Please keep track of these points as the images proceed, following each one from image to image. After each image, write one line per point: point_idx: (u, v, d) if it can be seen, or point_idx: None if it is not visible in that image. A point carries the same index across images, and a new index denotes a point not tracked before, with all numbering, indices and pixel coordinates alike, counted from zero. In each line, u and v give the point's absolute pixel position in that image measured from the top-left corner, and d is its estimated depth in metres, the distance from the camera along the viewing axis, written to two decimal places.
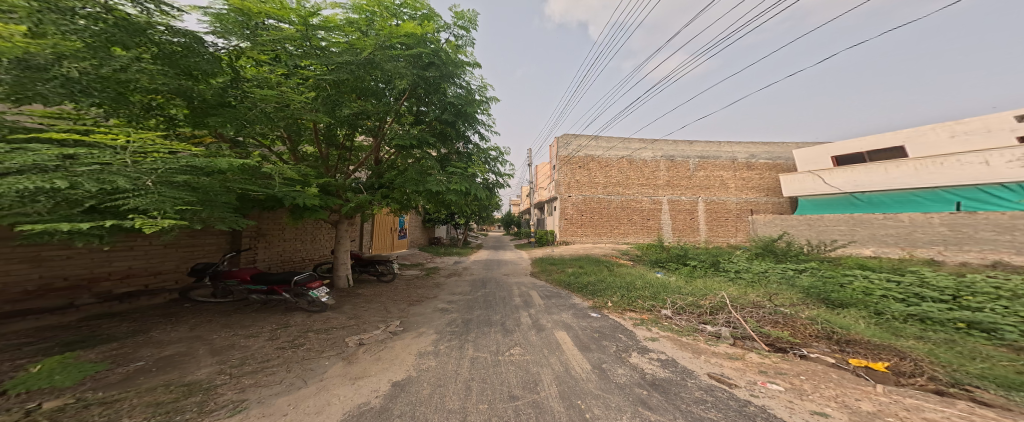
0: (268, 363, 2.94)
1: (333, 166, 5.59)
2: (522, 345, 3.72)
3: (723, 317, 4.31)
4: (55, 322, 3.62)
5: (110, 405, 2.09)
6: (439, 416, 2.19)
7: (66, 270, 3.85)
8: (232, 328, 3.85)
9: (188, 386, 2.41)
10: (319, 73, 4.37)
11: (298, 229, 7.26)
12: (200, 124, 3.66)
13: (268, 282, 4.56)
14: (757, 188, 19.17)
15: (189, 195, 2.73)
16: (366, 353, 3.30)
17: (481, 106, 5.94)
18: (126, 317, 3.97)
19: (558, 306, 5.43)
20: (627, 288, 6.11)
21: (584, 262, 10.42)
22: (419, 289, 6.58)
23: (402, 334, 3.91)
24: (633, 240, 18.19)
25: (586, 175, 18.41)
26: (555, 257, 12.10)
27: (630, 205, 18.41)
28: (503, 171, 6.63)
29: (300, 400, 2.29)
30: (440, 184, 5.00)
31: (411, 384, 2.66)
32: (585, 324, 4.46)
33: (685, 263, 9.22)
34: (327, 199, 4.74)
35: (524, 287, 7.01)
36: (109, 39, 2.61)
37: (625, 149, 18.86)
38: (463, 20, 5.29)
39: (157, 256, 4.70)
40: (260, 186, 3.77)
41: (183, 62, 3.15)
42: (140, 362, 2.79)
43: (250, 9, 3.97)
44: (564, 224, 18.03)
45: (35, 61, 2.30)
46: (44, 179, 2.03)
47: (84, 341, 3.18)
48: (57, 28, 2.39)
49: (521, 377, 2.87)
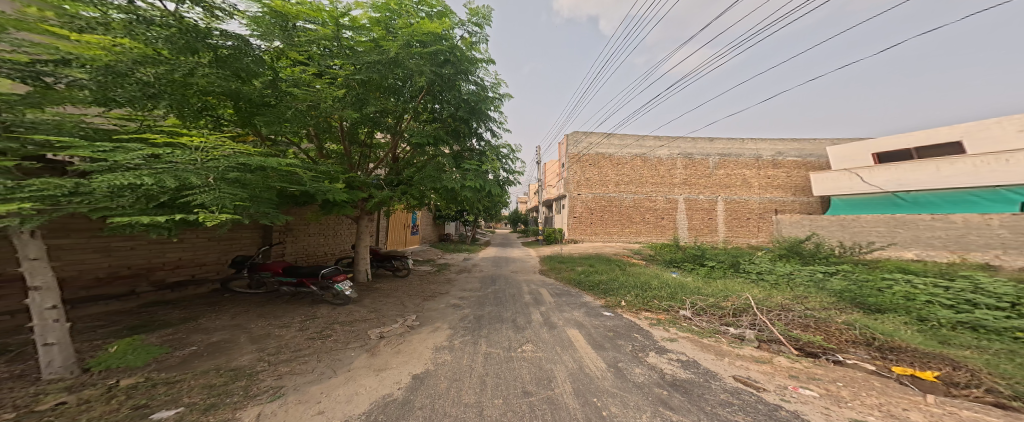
0: (301, 352, 3.07)
1: (356, 163, 5.76)
2: (534, 341, 3.74)
3: (748, 319, 4.20)
4: (119, 310, 3.93)
5: (173, 385, 2.26)
6: (457, 411, 2.23)
7: (129, 259, 4.12)
8: (268, 318, 4.04)
9: (235, 370, 2.56)
10: (347, 72, 4.55)
11: (322, 224, 7.49)
12: (244, 123, 3.94)
13: (298, 274, 4.79)
14: (780, 187, 18.50)
15: (242, 192, 2.92)
16: (387, 346, 3.39)
17: (494, 103, 5.96)
18: (177, 305, 4.28)
19: (569, 305, 5.41)
20: (642, 287, 6.03)
21: (594, 261, 10.33)
22: (432, 284, 6.70)
23: (419, 328, 3.99)
24: (645, 239, 17.95)
25: (598, 173, 18.24)
26: (566, 256, 12.02)
27: (644, 204, 18.13)
28: (515, 169, 6.65)
29: (332, 389, 2.40)
30: (455, 181, 5.12)
31: (430, 377, 2.73)
32: (597, 323, 4.44)
33: (702, 264, 9.03)
34: (353, 195, 4.88)
35: (535, 285, 7.02)
36: (187, 44, 2.97)
37: (640, 147, 18.52)
38: (477, 16, 5.32)
39: (201, 248, 4.97)
40: (295, 183, 3.97)
41: (236, 64, 3.47)
42: (193, 347, 2.99)
43: (287, 10, 4.12)
44: (574, 223, 17.96)
45: (119, 68, 2.48)
46: (133, 177, 2.20)
47: (146, 325, 3.45)
48: (144, 39, 2.74)
49: (534, 374, 2.89)
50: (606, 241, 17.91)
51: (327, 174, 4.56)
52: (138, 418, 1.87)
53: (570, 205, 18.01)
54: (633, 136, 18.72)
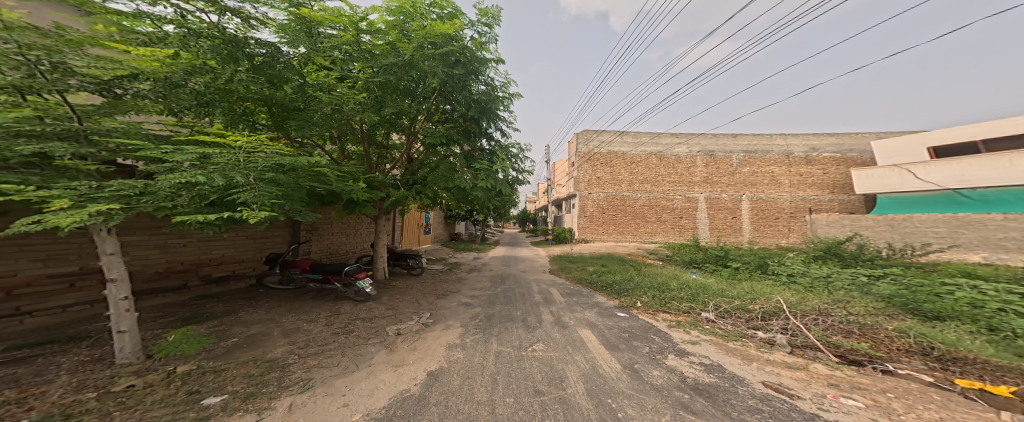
0: (327, 346, 3.35)
1: (374, 164, 5.83)
2: (545, 341, 3.78)
3: (779, 323, 4.09)
4: (170, 302, 4.39)
5: (219, 373, 2.67)
6: (470, 408, 2.32)
7: (181, 256, 4.61)
8: (298, 312, 4.38)
9: (269, 362, 2.91)
10: (367, 75, 4.79)
11: (345, 224, 7.79)
12: (279, 126, 4.37)
13: (324, 271, 5.03)
14: (816, 185, 17.80)
15: (277, 190, 3.21)
16: (405, 342, 3.53)
17: (504, 102, 6.06)
18: (220, 298, 4.74)
19: (581, 305, 5.42)
20: (660, 288, 5.96)
21: (607, 261, 10.24)
22: (443, 283, 6.84)
23: (432, 326, 4.09)
24: (661, 239, 17.66)
25: (611, 172, 18.08)
26: (576, 255, 11.87)
27: (660, 204, 17.85)
28: (524, 168, 6.71)
29: (355, 383, 2.63)
30: (467, 181, 5.23)
31: (444, 374, 2.82)
32: (611, 323, 4.44)
33: (725, 265, 8.82)
34: (373, 194, 5.08)
35: (545, 285, 7.02)
36: (227, 53, 3.42)
37: (656, 144, 18.29)
38: (486, 16, 5.43)
39: (240, 246, 5.41)
40: (323, 183, 4.25)
41: (270, 71, 3.93)
42: (235, 338, 3.40)
43: (312, 18, 4.29)
44: (583, 222, 17.85)
45: (174, 79, 2.86)
46: (190, 175, 2.52)
47: (196, 316, 3.94)
48: (195, 49, 3.26)
49: (546, 373, 2.94)
50: (616, 240, 17.70)
51: (352, 174, 4.77)
52: (192, 402, 2.24)
53: (580, 203, 17.90)
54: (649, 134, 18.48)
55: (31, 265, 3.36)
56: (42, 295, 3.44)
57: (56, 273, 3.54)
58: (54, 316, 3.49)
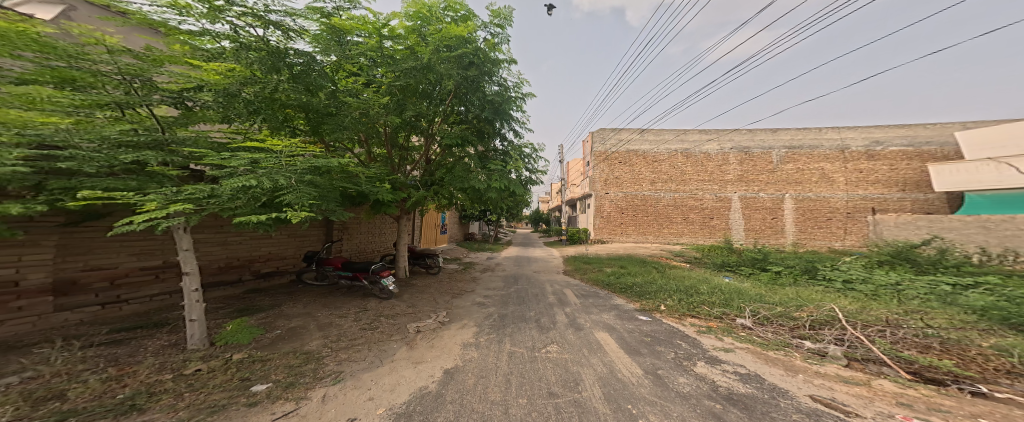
0: (355, 341, 3.58)
1: (396, 166, 5.96)
2: (559, 343, 3.73)
3: (833, 333, 3.78)
4: (226, 295, 4.89)
5: (264, 362, 2.99)
6: (483, 407, 2.34)
7: (236, 252, 5.07)
8: (331, 308, 4.68)
9: (306, 354, 3.21)
10: (389, 79, 4.93)
11: (374, 224, 8.17)
12: (315, 130, 4.65)
13: (352, 269, 5.31)
14: (881, 184, 16.21)
15: (314, 191, 3.49)
16: (424, 339, 3.63)
17: (517, 102, 6.07)
18: (266, 293, 5.21)
19: (598, 307, 5.31)
20: (688, 292, 5.74)
21: (627, 262, 9.95)
22: (460, 283, 6.91)
23: (449, 324, 4.17)
24: (689, 240, 17.05)
25: (631, 172, 17.67)
26: (590, 256, 11.59)
27: (687, 203, 17.25)
28: (537, 168, 6.68)
29: (379, 378, 2.79)
30: (482, 182, 5.30)
31: (459, 372, 2.87)
32: (631, 327, 4.32)
33: (764, 269, 8.34)
34: (396, 195, 5.20)
35: (558, 286, 6.96)
36: (269, 64, 3.79)
37: (681, 142, 17.68)
38: (500, 17, 5.46)
39: (283, 244, 5.88)
40: (354, 184, 4.49)
41: (307, 79, 4.11)
42: (278, 330, 3.77)
43: (342, 26, 4.49)
44: (599, 223, 17.54)
45: (231, 90, 3.34)
46: (245, 180, 2.82)
47: (248, 309, 4.40)
48: (246, 61, 3.63)
49: (560, 375, 2.91)
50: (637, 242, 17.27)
51: (379, 176, 4.94)
52: (243, 389, 2.54)
53: (596, 203, 17.63)
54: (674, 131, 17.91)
55: (127, 259, 4.01)
56: (135, 286, 4.09)
57: (146, 266, 4.19)
58: (144, 304, 4.16)
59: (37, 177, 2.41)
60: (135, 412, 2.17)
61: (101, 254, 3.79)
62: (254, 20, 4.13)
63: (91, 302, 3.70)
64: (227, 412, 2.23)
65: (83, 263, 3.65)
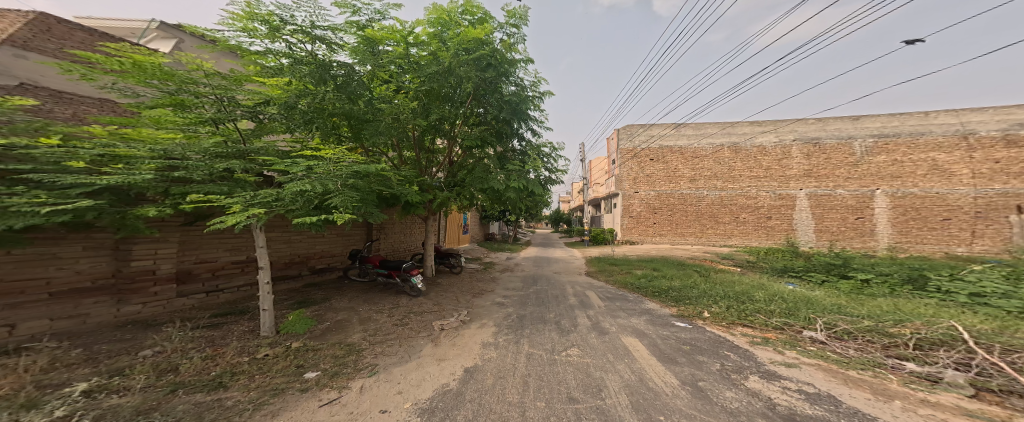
0: (389, 336, 3.75)
1: (422, 168, 6.18)
2: (580, 346, 3.64)
3: (952, 356, 3.03)
4: (289, 288, 5.42)
5: (316, 351, 3.26)
6: (502, 408, 2.34)
7: (295, 249, 5.59)
8: (371, 303, 4.97)
9: (348, 346, 3.44)
10: (416, 85, 5.14)
11: (405, 224, 8.57)
12: (355, 136, 5.03)
13: (387, 266, 5.59)
14: (1018, 176, 13.57)
15: (356, 194, 3.76)
16: (446, 337, 3.71)
17: (534, 101, 6.01)
18: (318, 287, 5.68)
19: (627, 311, 5.10)
20: (739, 299, 5.31)
21: (661, 265, 9.44)
22: (480, 282, 6.97)
23: (469, 323, 4.23)
24: (738, 242, 15.86)
25: (666, 169, 16.80)
26: (619, 258, 11.22)
27: (739, 202, 16.05)
28: (557, 168, 6.56)
29: (408, 373, 2.90)
30: (500, 182, 5.32)
31: (478, 372, 2.89)
32: (667, 334, 4.09)
33: (849, 276, 7.39)
34: (423, 196, 5.39)
35: (580, 287, 6.82)
36: (318, 76, 4.23)
37: (728, 136, 16.50)
38: (515, 17, 5.44)
39: (333, 242, 6.36)
40: (389, 187, 4.71)
41: (348, 89, 4.47)
42: (327, 322, 4.08)
43: (374, 37, 4.72)
44: (630, 223, 16.87)
45: (290, 102, 3.91)
46: (305, 185, 3.14)
47: (304, 302, 4.82)
48: (301, 77, 4.20)
49: (581, 380, 2.83)
50: (673, 243, 16.39)
51: (409, 179, 5.16)
52: (298, 375, 2.78)
53: (624, 203, 16.97)
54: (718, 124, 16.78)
55: (223, 254, 4.70)
56: (228, 277, 4.78)
57: (235, 260, 4.87)
58: (234, 293, 4.83)
59: (164, 185, 2.98)
60: (221, 388, 2.49)
61: (207, 250, 4.49)
62: (303, 36, 4.54)
63: (199, 290, 4.41)
64: (284, 396, 2.46)
65: (195, 256, 4.37)
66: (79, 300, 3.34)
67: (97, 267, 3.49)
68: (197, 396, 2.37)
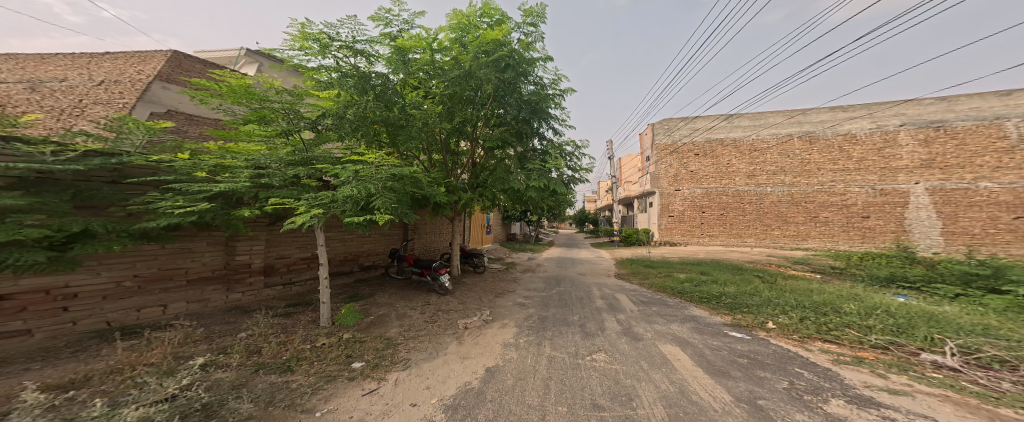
0: (420, 332, 3.91)
1: (450, 170, 6.37)
2: (607, 351, 3.48)
3: None
4: (343, 283, 5.94)
5: (363, 343, 3.51)
6: (521, 411, 2.30)
7: (346, 248, 6.11)
8: (405, 300, 5.24)
9: (387, 339, 3.65)
10: (440, 89, 5.30)
11: (435, 225, 8.92)
12: (389, 141, 5.34)
13: (420, 265, 5.85)
14: None
15: (393, 196, 3.96)
16: (470, 336, 3.77)
17: (554, 100, 5.91)
18: (365, 284, 6.11)
19: (668, 317, 4.76)
20: (818, 310, 4.65)
21: (710, 269, 8.68)
22: (501, 282, 7.01)
23: (490, 323, 4.25)
24: (816, 245, 14.05)
25: (716, 164, 15.46)
26: (657, 260, 10.55)
27: (823, 199, 14.19)
28: (581, 166, 6.33)
29: (434, 369, 2.99)
30: (521, 183, 5.29)
31: (499, 372, 2.89)
32: (715, 344, 3.73)
33: (994, 289, 5.96)
34: (450, 197, 5.54)
35: (608, 290, 6.50)
36: (359, 87, 4.59)
37: (804, 123, 14.71)
38: (531, 16, 5.37)
39: (377, 241, 6.84)
40: (422, 189, 4.92)
41: (385, 97, 4.77)
42: (371, 317, 4.38)
43: (404, 46, 4.99)
44: (671, 222, 15.83)
45: (340, 113, 4.30)
46: (353, 188, 3.43)
47: (354, 297, 5.22)
48: (346, 89, 4.57)
49: (607, 388, 2.70)
50: (726, 245, 15.01)
51: (436, 181, 5.34)
52: (346, 365, 3.01)
53: (665, 202, 15.93)
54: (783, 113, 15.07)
55: (296, 250, 5.26)
56: (301, 270, 5.35)
57: (305, 256, 5.42)
58: (304, 286, 5.38)
59: (254, 191, 3.49)
60: (289, 371, 2.80)
61: (284, 246, 5.06)
62: (346, 51, 4.94)
63: (278, 282, 5.01)
64: (335, 382, 2.69)
65: (276, 252, 4.97)
66: (204, 287, 4.13)
67: (215, 259, 4.25)
68: (271, 377, 2.68)
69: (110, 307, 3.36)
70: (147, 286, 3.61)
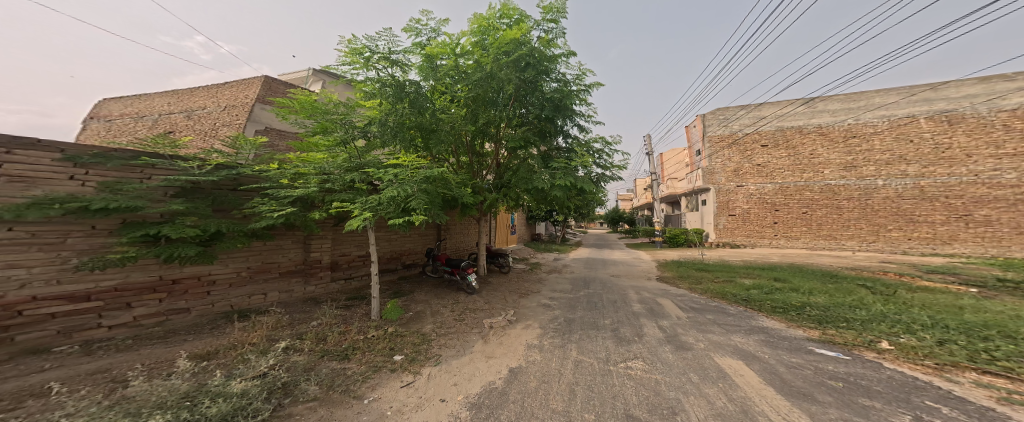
0: (450, 329, 3.97)
1: (476, 171, 6.42)
2: (648, 360, 3.19)
3: None
4: (389, 280, 6.30)
5: (400, 337, 3.65)
6: (545, 415, 2.18)
7: (393, 246, 6.49)
8: (438, 297, 5.39)
9: (422, 334, 3.76)
10: (464, 92, 5.33)
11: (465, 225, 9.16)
12: (418, 145, 5.50)
13: (450, 264, 5.98)
14: None
15: (427, 197, 4.04)
16: (495, 335, 3.72)
17: (579, 96, 5.70)
18: (408, 281, 6.42)
19: (729, 327, 4.25)
20: (970, 332, 3.68)
21: (789, 274, 7.59)
22: (526, 282, 6.93)
23: (513, 323, 4.17)
24: (965, 250, 11.42)
25: (793, 156, 13.79)
26: (714, 263, 9.56)
27: (976, 192, 11.49)
28: (611, 163, 5.98)
29: (459, 367, 2.98)
30: (546, 182, 5.12)
31: (523, 373, 2.80)
32: (791, 361, 3.21)
33: None
34: (476, 197, 5.56)
35: (648, 294, 6.02)
36: (394, 94, 4.82)
37: (943, 100, 12.09)
38: (552, 12, 5.18)
39: (416, 241, 7.17)
40: (451, 191, 4.98)
41: (418, 103, 4.94)
42: (411, 313, 4.55)
43: (431, 53, 5.12)
44: (729, 221, 14.46)
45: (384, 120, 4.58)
46: (393, 190, 3.59)
47: (399, 293, 5.48)
48: (388, 96, 4.83)
49: (644, 398, 2.45)
50: (812, 249, 13.21)
51: (463, 182, 5.37)
52: (389, 357, 3.13)
53: (726, 200, 14.57)
54: (897, 90, 12.77)
55: (355, 248, 5.65)
56: (359, 267, 5.74)
57: (363, 254, 5.79)
58: (362, 281, 5.75)
59: (322, 195, 3.83)
60: (346, 359, 2.99)
61: (345, 244, 5.47)
62: (385, 62, 5.21)
63: (342, 277, 5.41)
64: (379, 372, 2.80)
65: (339, 250, 5.38)
66: (291, 279, 4.61)
67: (298, 256, 4.71)
68: (332, 363, 2.89)
69: (235, 293, 3.96)
70: (255, 276, 4.19)
